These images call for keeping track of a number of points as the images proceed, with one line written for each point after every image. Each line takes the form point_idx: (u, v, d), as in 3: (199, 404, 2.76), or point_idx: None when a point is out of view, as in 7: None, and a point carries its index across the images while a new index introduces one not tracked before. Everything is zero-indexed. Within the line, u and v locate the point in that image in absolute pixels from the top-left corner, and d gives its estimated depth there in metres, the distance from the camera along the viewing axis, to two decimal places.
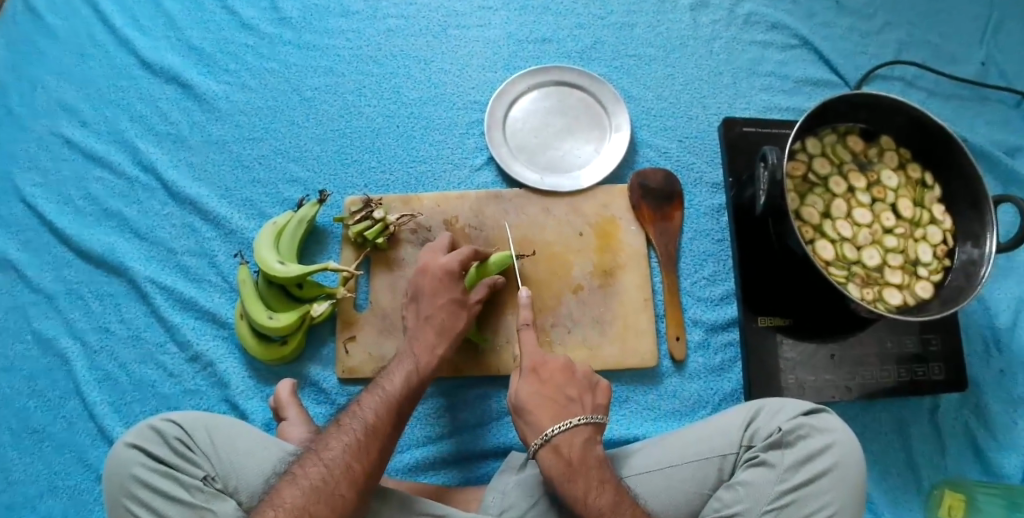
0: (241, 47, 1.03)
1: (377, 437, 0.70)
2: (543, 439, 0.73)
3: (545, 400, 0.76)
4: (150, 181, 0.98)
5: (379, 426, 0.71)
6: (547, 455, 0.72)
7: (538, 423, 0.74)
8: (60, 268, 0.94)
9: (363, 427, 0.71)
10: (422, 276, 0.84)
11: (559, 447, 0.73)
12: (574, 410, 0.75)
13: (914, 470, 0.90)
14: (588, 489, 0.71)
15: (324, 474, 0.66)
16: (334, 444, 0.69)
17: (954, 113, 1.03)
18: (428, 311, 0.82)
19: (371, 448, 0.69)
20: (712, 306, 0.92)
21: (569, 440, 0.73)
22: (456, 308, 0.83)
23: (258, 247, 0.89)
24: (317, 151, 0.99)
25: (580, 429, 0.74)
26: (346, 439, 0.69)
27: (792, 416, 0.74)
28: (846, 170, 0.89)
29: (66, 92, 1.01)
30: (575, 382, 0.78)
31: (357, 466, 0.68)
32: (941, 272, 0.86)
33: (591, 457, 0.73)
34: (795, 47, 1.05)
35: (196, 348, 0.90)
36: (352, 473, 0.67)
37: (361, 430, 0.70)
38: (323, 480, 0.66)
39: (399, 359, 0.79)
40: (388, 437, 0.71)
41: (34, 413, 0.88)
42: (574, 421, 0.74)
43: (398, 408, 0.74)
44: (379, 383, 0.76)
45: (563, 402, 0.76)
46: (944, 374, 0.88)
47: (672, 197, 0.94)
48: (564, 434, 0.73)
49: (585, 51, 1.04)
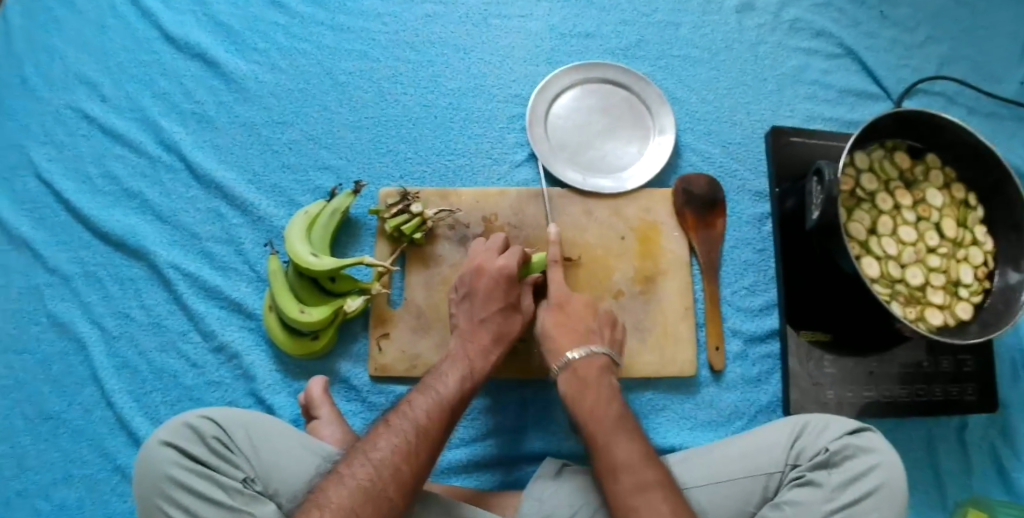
0: (273, 26, 0.99)
1: (427, 440, 0.68)
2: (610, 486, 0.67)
3: (608, 439, 0.70)
4: (174, 161, 0.93)
5: (429, 429, 0.69)
6: (617, 504, 0.66)
7: (611, 476, 0.67)
8: (77, 249, 0.90)
9: (414, 428, 0.69)
10: (477, 276, 0.81)
11: (630, 493, 0.66)
12: (643, 456, 0.69)
13: (941, 488, 0.90)
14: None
15: (372, 475, 0.64)
16: (383, 444, 0.67)
17: (993, 131, 1.03)
18: (482, 315, 0.80)
19: (420, 451, 0.67)
20: (751, 316, 0.91)
21: (644, 500, 0.65)
22: (511, 312, 0.80)
23: (291, 238, 0.85)
24: (351, 139, 0.96)
25: (650, 479, 0.66)
26: (395, 439, 0.67)
27: (838, 435, 0.74)
28: (892, 187, 0.89)
29: (85, 63, 0.96)
30: (635, 426, 0.72)
31: (406, 469, 0.66)
32: (982, 294, 0.87)
33: (663, 510, 0.65)
34: (839, 56, 1.04)
35: (222, 339, 0.87)
36: (400, 476, 0.65)
37: (411, 431, 0.68)
38: (371, 481, 0.64)
39: (450, 359, 0.77)
40: (437, 439, 0.69)
41: (49, 399, 0.84)
42: (644, 466, 0.67)
43: (449, 410, 0.72)
44: (430, 383, 0.74)
45: (625, 443, 0.70)
46: (977, 395, 0.89)
47: (715, 204, 0.93)
48: (633, 481, 0.67)
49: (629, 49, 1.02)
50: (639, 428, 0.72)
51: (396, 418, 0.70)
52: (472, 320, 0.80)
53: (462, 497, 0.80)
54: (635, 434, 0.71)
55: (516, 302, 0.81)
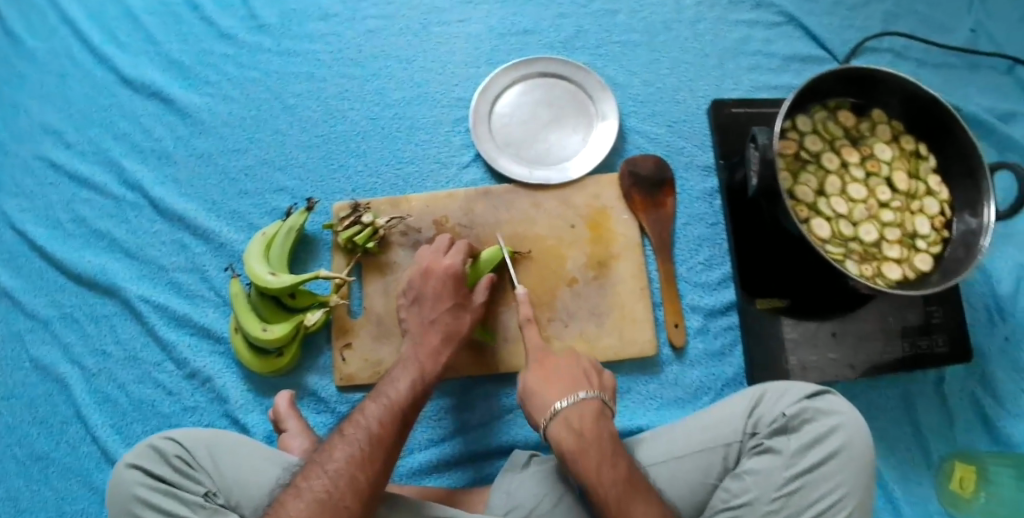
0: (221, 58, 1.02)
1: (382, 446, 0.69)
2: (552, 415, 0.71)
3: (546, 383, 0.74)
4: (138, 199, 0.97)
5: (384, 435, 0.70)
6: (557, 426, 0.71)
7: (546, 403, 0.73)
8: (53, 292, 0.93)
9: (367, 436, 0.70)
10: (424, 280, 0.83)
11: (569, 416, 0.71)
12: (583, 386, 0.74)
13: (924, 445, 0.89)
14: (601, 462, 0.68)
15: (329, 486, 0.65)
16: (338, 456, 0.68)
17: (945, 80, 1.01)
18: (432, 316, 0.81)
19: (376, 458, 0.68)
20: (709, 290, 0.91)
21: (579, 414, 0.71)
22: (460, 310, 0.82)
23: (248, 260, 0.87)
24: (303, 158, 0.98)
25: (588, 403, 0.72)
26: (350, 449, 0.68)
27: (796, 400, 0.72)
28: (838, 146, 0.88)
29: (48, 115, 1.00)
30: (582, 369, 0.76)
31: (363, 477, 0.67)
32: (940, 244, 0.85)
33: (603, 432, 0.70)
34: (781, 24, 1.03)
35: (194, 365, 0.89)
36: (356, 484, 0.66)
37: (365, 440, 0.69)
38: (328, 492, 0.65)
39: (400, 366, 0.78)
40: (392, 444, 0.70)
41: (37, 439, 0.88)
42: (581, 395, 0.72)
43: (403, 415, 0.73)
44: (382, 391, 0.75)
45: (573, 381, 0.75)
46: (948, 347, 0.87)
47: (663, 183, 0.93)
48: (574, 407, 0.71)
49: (568, 40, 1.02)
50: (591, 372, 0.77)
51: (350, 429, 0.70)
52: (423, 323, 0.81)
53: (431, 497, 0.80)
54: (584, 376, 0.76)
55: (464, 299, 0.83)
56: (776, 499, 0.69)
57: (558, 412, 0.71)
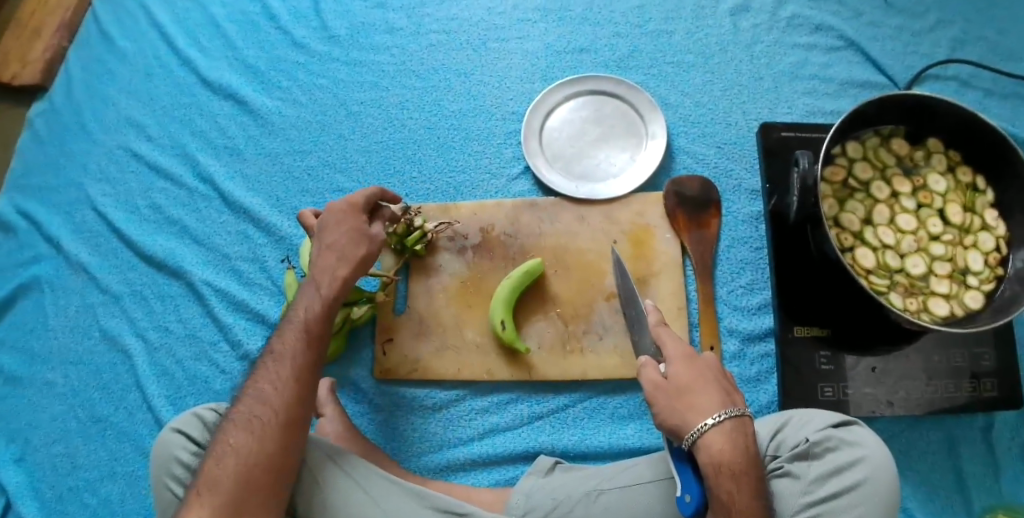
0: (293, 64, 1.09)
1: (290, 365, 0.69)
2: (710, 425, 0.63)
3: (701, 384, 0.66)
4: (209, 191, 1.04)
5: (297, 359, 0.70)
6: (715, 438, 0.63)
7: (700, 407, 0.64)
8: (126, 271, 1.02)
9: (282, 358, 0.70)
10: None
11: (728, 432, 0.63)
12: (737, 400, 0.66)
13: (965, 491, 0.85)
14: (751, 492, 0.62)
15: (250, 408, 0.67)
16: (256, 380, 0.69)
17: (1014, 113, 0.98)
18: None
19: (290, 379, 0.69)
20: (748, 315, 0.91)
21: (740, 429, 0.64)
22: None
23: (306, 254, 0.93)
24: (362, 162, 1.03)
25: (748, 419, 0.65)
26: (269, 373, 0.69)
27: (821, 427, 0.72)
28: (889, 175, 0.86)
29: (133, 109, 1.10)
30: (726, 380, 0.68)
31: (277, 397, 0.67)
32: (994, 281, 0.82)
33: (752, 457, 0.64)
34: (840, 49, 1.02)
35: (246, 347, 0.96)
36: (270, 399, 0.67)
37: (280, 362, 0.70)
38: (248, 413, 0.67)
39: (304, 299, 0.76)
40: (301, 362, 0.70)
41: (99, 404, 0.96)
42: (743, 410, 0.64)
43: (311, 338, 0.72)
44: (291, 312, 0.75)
45: (723, 388, 0.67)
46: (997, 391, 0.84)
47: (709, 205, 0.94)
48: (736, 422, 0.64)
49: (622, 60, 1.04)
50: (728, 380, 0.68)
51: (293, 347, 0.71)
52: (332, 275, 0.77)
53: (454, 492, 0.84)
54: (728, 385, 0.68)
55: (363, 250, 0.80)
56: None
57: (716, 426, 0.63)
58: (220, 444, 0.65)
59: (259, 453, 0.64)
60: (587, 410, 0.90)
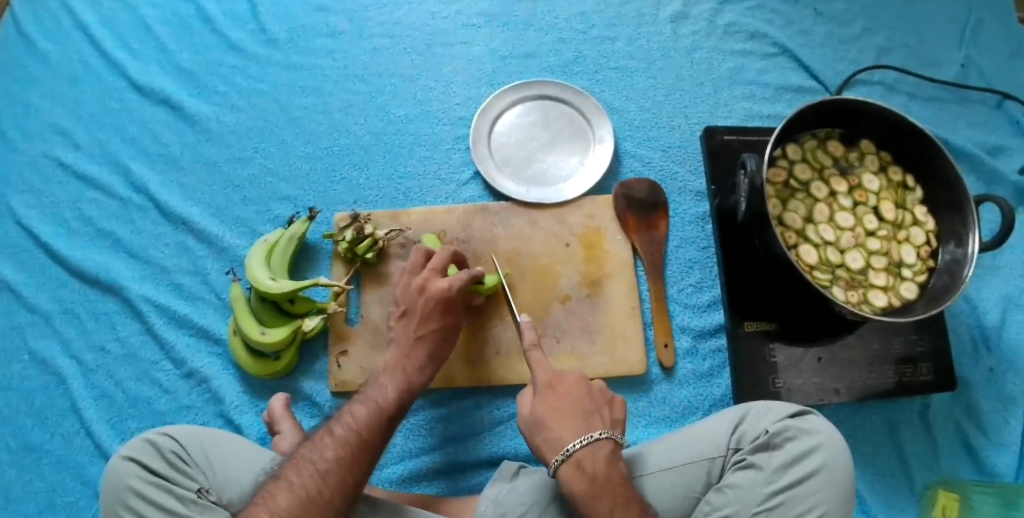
0: (231, 70, 1.06)
1: (366, 446, 0.69)
2: (563, 455, 0.70)
3: (561, 417, 0.73)
4: (144, 202, 1.00)
5: (370, 440, 0.69)
6: (567, 469, 0.70)
7: (557, 441, 0.71)
8: (56, 288, 0.96)
9: (355, 437, 0.68)
10: (418, 297, 0.80)
11: (589, 452, 0.70)
12: (595, 423, 0.73)
13: (907, 471, 0.89)
14: (613, 507, 0.68)
15: (319, 483, 0.64)
16: (328, 455, 0.66)
17: (934, 114, 1.04)
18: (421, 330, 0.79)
19: (361, 460, 0.67)
20: (699, 312, 0.93)
21: (591, 456, 0.70)
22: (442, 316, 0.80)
23: (250, 265, 0.89)
24: (307, 169, 1.01)
25: (603, 444, 0.71)
26: (342, 449, 0.67)
27: (779, 418, 0.76)
28: (827, 175, 0.90)
29: (60, 117, 1.04)
30: (589, 401, 0.75)
31: (349, 476, 0.66)
32: (926, 273, 0.87)
33: (615, 476, 0.70)
34: (775, 55, 1.06)
35: (191, 365, 0.91)
36: (342, 478, 0.65)
37: (353, 441, 0.68)
38: (316, 489, 0.64)
39: (381, 376, 0.76)
40: (375, 443, 0.69)
41: (31, 431, 0.90)
42: (594, 437, 0.71)
43: (389, 416, 0.72)
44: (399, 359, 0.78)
45: (581, 415, 0.73)
46: (932, 374, 0.88)
47: (657, 206, 0.96)
48: (586, 450, 0.70)
49: (567, 65, 1.06)
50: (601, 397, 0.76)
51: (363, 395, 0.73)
52: (408, 337, 0.79)
53: (415, 502, 0.82)
54: (593, 408, 0.75)
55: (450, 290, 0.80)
56: (756, 513, 0.71)
57: (566, 457, 0.70)
58: (279, 489, 0.64)
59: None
60: None
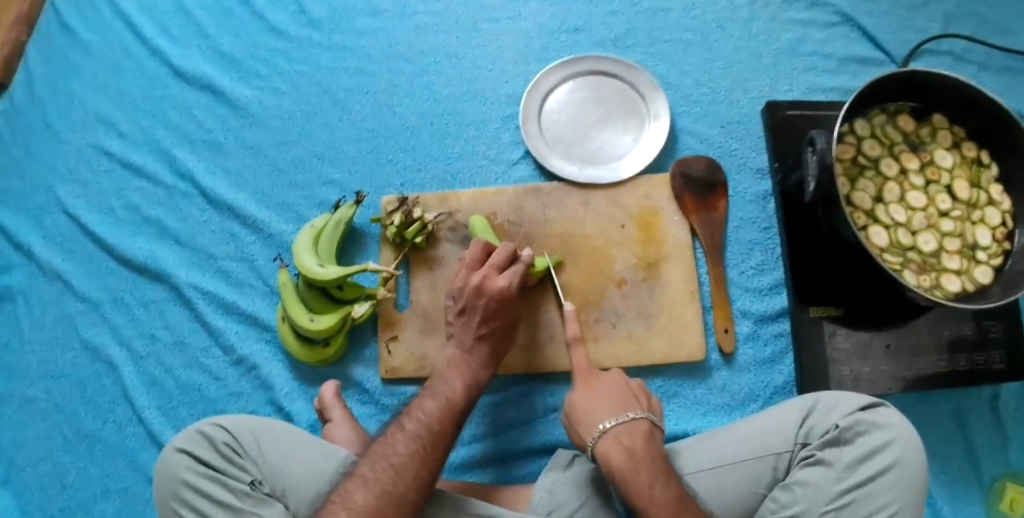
0: (272, 51, 1.02)
1: (437, 440, 0.70)
2: (600, 432, 0.72)
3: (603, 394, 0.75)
4: (189, 188, 0.98)
5: (441, 433, 0.71)
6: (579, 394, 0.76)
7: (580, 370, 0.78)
8: (104, 276, 0.95)
9: (426, 432, 0.70)
10: (477, 297, 0.80)
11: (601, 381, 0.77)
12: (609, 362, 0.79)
13: (975, 462, 0.86)
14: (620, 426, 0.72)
15: (393, 478, 0.66)
16: (401, 450, 0.68)
17: (1007, 86, 0.99)
18: (480, 332, 0.80)
19: (433, 454, 0.69)
20: (760, 296, 0.89)
21: (604, 385, 0.76)
22: (501, 312, 0.80)
23: (298, 250, 0.87)
24: (352, 151, 0.98)
25: (613, 377, 0.77)
26: (414, 444, 0.69)
27: (849, 412, 0.72)
28: (897, 152, 0.86)
29: (102, 102, 1.02)
30: None
31: (424, 471, 0.68)
32: (1002, 256, 0.83)
33: (651, 450, 0.70)
34: (837, 25, 1.01)
35: (241, 352, 0.90)
36: (418, 471, 0.67)
37: (425, 435, 0.70)
38: (393, 485, 0.66)
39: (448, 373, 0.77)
40: (445, 436, 0.71)
41: (85, 419, 0.90)
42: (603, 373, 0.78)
43: (457, 409, 0.74)
44: (467, 351, 0.79)
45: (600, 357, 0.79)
46: (1005, 363, 0.85)
47: (715, 186, 0.92)
48: (599, 380, 0.77)
49: (619, 39, 1.01)
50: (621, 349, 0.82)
51: (435, 392, 0.75)
52: (468, 334, 0.80)
53: (471, 492, 0.81)
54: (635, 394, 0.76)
55: (511, 291, 0.80)
56: (826, 512, 0.69)
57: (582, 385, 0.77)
58: (357, 484, 0.66)
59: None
60: None
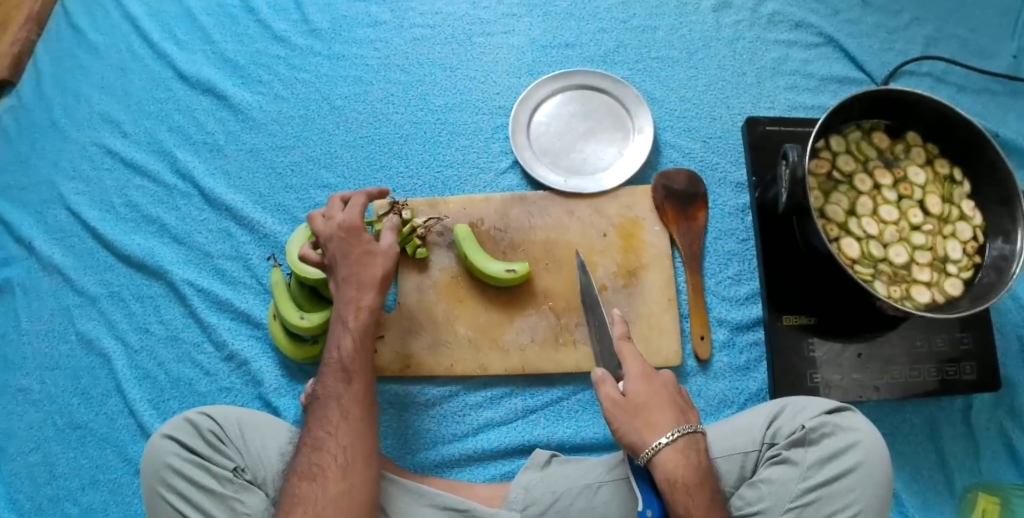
0: (274, 58, 1.07)
1: (332, 408, 0.71)
2: (657, 447, 0.66)
3: (657, 401, 0.69)
4: (188, 188, 1.02)
5: (346, 400, 0.72)
6: (669, 454, 0.66)
7: (658, 425, 0.67)
8: (102, 272, 0.99)
9: (335, 403, 0.72)
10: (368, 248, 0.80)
11: (681, 450, 0.66)
12: (666, 421, 0.67)
13: (946, 471, 0.87)
14: (707, 505, 0.65)
15: (319, 455, 0.69)
16: (318, 424, 0.71)
17: (986, 108, 1.01)
18: (363, 280, 0.78)
19: (347, 418, 0.71)
20: (736, 305, 0.92)
21: (675, 455, 0.66)
22: (365, 265, 0.79)
23: (291, 251, 0.90)
24: (348, 157, 1.02)
25: (681, 441, 0.67)
26: (310, 420, 0.72)
27: (815, 414, 0.75)
28: (871, 168, 0.89)
29: (107, 104, 1.07)
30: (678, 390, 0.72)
31: (326, 441, 0.70)
32: (972, 269, 0.85)
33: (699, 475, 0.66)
34: (820, 45, 1.05)
35: (232, 348, 0.93)
36: (322, 445, 0.69)
37: (336, 406, 0.71)
38: (303, 461, 0.69)
39: (336, 334, 0.76)
40: (340, 403, 0.72)
41: (77, 409, 0.93)
42: (674, 433, 0.66)
43: (345, 370, 0.74)
44: (339, 317, 0.77)
45: (655, 411, 0.68)
46: (975, 374, 0.87)
47: (696, 198, 0.95)
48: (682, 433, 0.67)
49: (608, 55, 1.05)
50: (683, 398, 0.71)
51: (343, 356, 0.75)
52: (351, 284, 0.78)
53: (450, 489, 0.83)
54: (683, 401, 0.71)
55: (374, 247, 0.80)
56: (790, 509, 0.71)
57: (669, 442, 0.66)
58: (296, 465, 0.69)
59: (330, 498, 0.67)
60: (581, 403, 0.90)
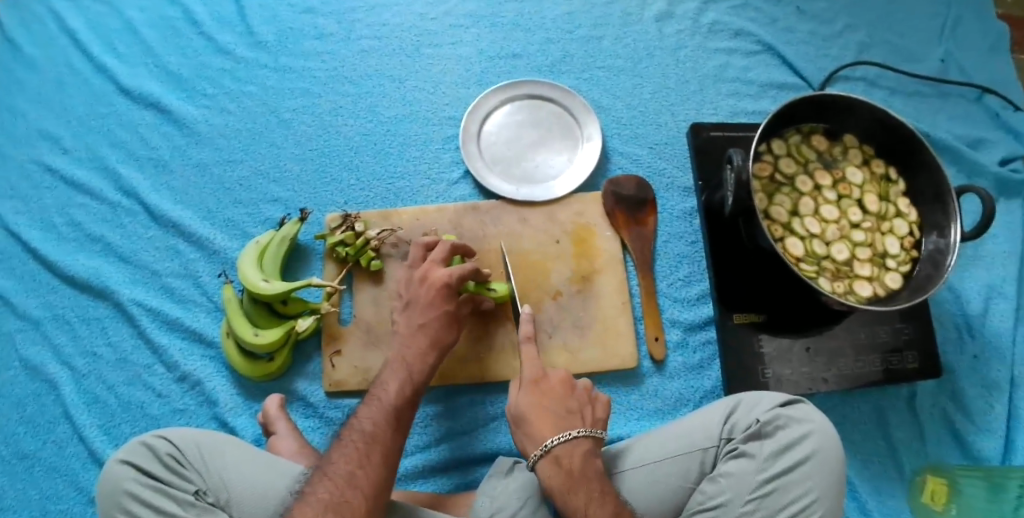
0: (219, 71, 1.06)
1: (375, 447, 0.70)
2: (537, 456, 0.72)
3: (541, 411, 0.75)
4: (133, 205, 1.00)
5: (387, 441, 0.71)
6: (546, 463, 0.72)
7: (537, 435, 0.74)
8: (45, 294, 0.96)
9: (377, 439, 0.70)
10: (420, 286, 0.83)
11: (556, 457, 0.72)
12: (575, 423, 0.74)
13: (896, 457, 0.90)
14: (589, 501, 0.69)
15: (351, 488, 0.66)
16: (355, 455, 0.68)
17: (917, 109, 1.06)
18: (420, 320, 0.81)
19: (385, 460, 0.69)
20: (688, 306, 0.94)
21: (570, 451, 0.72)
22: (434, 313, 0.82)
23: (242, 266, 0.89)
24: (297, 170, 1.01)
25: (581, 441, 0.73)
26: (348, 452, 0.69)
27: (770, 407, 0.76)
28: (811, 169, 0.92)
29: (46, 121, 1.04)
30: (580, 398, 0.77)
31: (364, 481, 0.67)
32: (910, 263, 0.89)
33: (591, 472, 0.71)
34: (758, 52, 1.08)
35: (184, 368, 0.91)
36: (358, 482, 0.67)
37: (378, 443, 0.70)
38: (334, 494, 0.65)
39: (391, 376, 0.77)
40: (386, 444, 0.71)
41: (23, 438, 0.89)
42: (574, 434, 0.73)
43: (397, 416, 0.74)
44: (399, 361, 0.79)
45: (563, 414, 0.75)
46: (917, 362, 0.90)
47: (645, 202, 0.97)
48: (564, 444, 0.72)
49: (555, 64, 1.07)
50: (584, 404, 0.77)
51: (393, 399, 0.75)
52: (411, 325, 0.81)
53: (416, 499, 0.82)
54: (577, 407, 0.76)
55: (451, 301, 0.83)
56: (750, 500, 0.72)
57: (545, 452, 0.72)
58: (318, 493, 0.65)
59: None
60: None
